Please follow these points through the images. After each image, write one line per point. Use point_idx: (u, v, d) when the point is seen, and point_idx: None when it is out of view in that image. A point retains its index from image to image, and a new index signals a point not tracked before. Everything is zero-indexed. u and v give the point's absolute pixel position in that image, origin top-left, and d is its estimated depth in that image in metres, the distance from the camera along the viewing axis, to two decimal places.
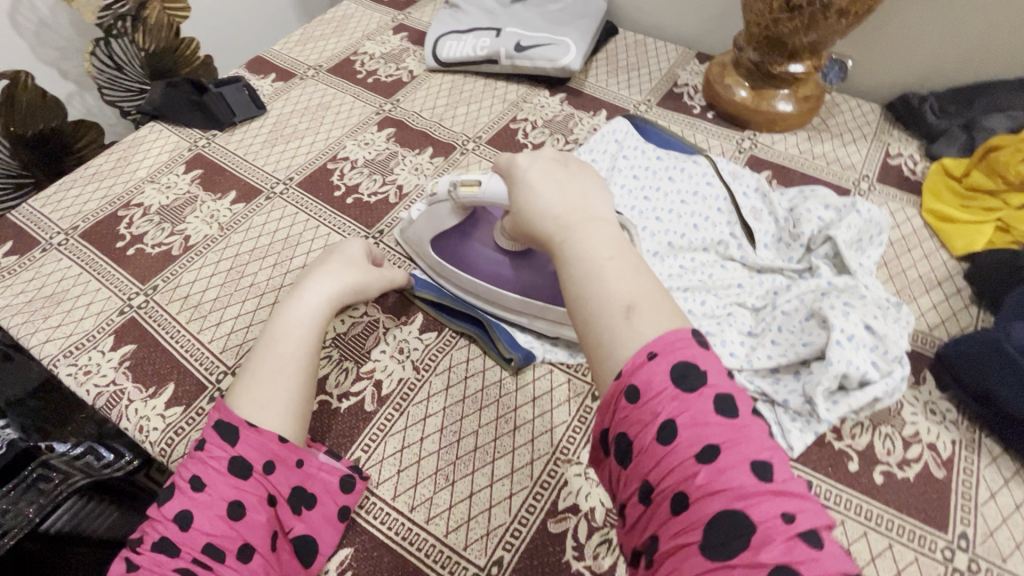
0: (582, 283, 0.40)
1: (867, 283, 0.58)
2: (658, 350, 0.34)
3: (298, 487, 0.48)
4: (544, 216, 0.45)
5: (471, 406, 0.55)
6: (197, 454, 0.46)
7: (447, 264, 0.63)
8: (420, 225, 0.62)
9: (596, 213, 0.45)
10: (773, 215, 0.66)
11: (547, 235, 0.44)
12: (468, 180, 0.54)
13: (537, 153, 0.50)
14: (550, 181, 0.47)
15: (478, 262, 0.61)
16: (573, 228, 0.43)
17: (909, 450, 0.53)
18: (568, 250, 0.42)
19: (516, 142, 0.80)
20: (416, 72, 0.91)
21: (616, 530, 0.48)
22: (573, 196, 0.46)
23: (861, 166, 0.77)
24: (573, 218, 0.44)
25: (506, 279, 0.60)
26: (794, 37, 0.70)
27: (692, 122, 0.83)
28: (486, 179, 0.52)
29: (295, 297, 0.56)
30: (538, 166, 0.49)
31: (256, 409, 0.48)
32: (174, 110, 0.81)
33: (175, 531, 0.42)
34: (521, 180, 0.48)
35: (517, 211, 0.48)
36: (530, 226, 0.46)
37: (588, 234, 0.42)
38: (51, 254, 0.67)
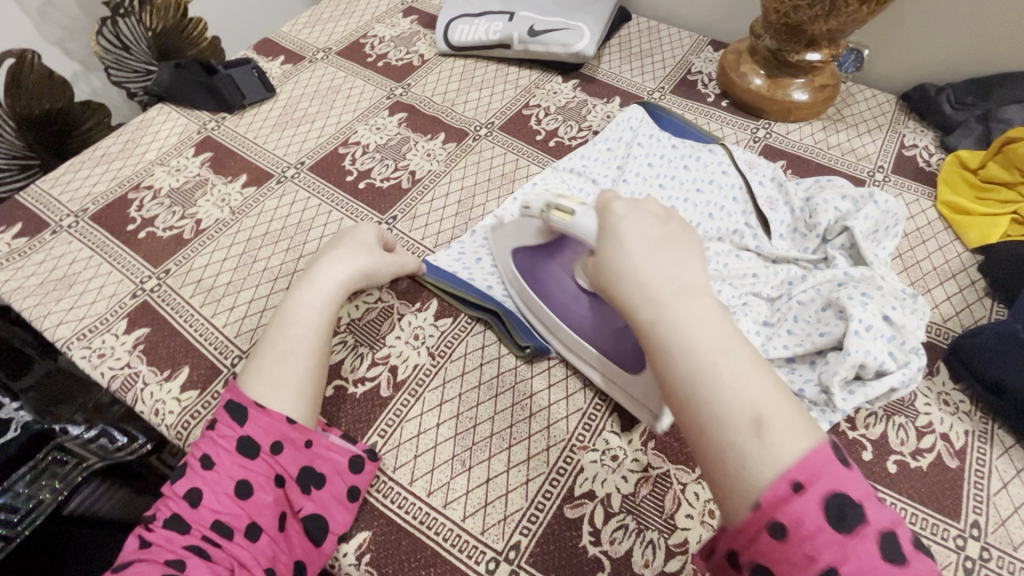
0: (696, 382, 0.34)
1: (883, 274, 0.58)
2: (803, 480, 0.31)
3: (307, 467, 0.48)
4: (637, 287, 0.39)
5: (487, 392, 0.55)
6: (209, 432, 0.47)
7: (522, 280, 0.59)
8: (509, 231, 0.59)
9: (692, 284, 0.38)
10: (789, 205, 0.66)
11: (640, 310, 0.38)
12: (566, 205, 0.49)
13: (631, 204, 0.43)
14: (644, 242, 0.41)
15: (552, 286, 0.57)
16: (678, 307, 0.37)
17: (923, 441, 0.53)
18: (673, 336, 0.36)
19: (529, 129, 0.79)
20: (427, 56, 0.89)
21: (633, 516, 0.48)
22: (676, 264, 0.39)
23: (876, 157, 0.77)
24: (677, 293, 0.37)
25: (577, 316, 0.55)
26: (813, 24, 0.69)
27: (706, 110, 0.83)
28: (583, 213, 0.47)
29: (306, 284, 0.56)
30: (632, 222, 0.42)
31: (270, 392, 0.48)
32: (181, 90, 0.80)
33: (185, 508, 0.44)
34: (613, 239, 0.42)
35: (604, 274, 0.41)
36: (619, 295, 0.39)
37: (698, 318, 0.36)
38: (61, 236, 0.66)
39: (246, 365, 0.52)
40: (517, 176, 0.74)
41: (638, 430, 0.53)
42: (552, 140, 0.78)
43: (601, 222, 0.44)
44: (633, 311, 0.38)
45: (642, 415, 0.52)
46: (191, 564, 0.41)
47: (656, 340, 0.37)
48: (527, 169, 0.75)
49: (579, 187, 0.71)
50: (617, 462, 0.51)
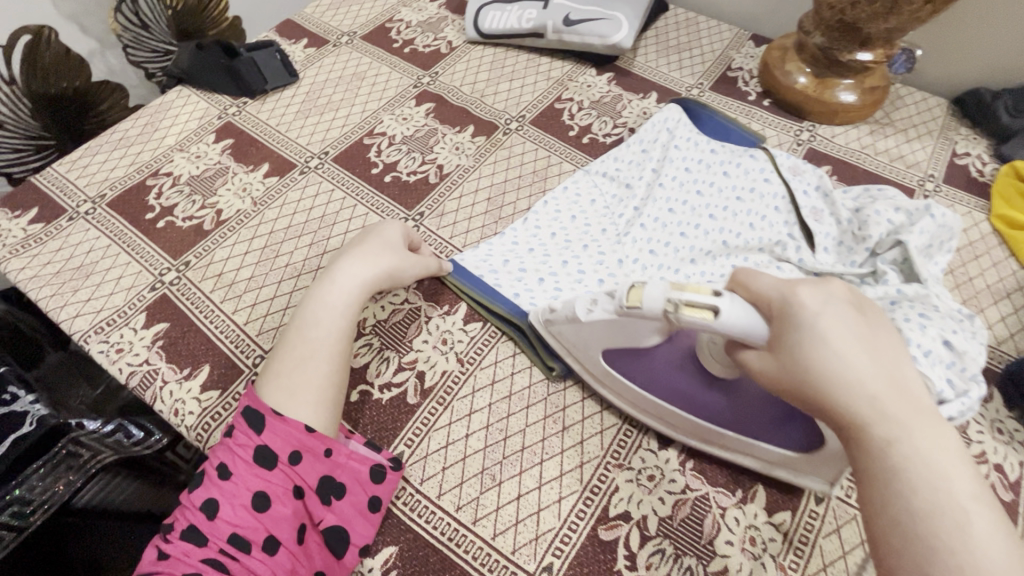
0: (943, 526, 0.31)
1: (938, 293, 0.54)
2: None
3: (327, 476, 0.46)
4: (859, 400, 0.35)
5: (518, 403, 0.53)
6: (226, 440, 0.46)
7: (621, 377, 0.50)
8: (592, 330, 0.48)
9: (921, 409, 0.35)
10: (835, 215, 0.62)
11: (868, 425, 0.35)
12: (697, 299, 0.40)
13: (830, 293, 0.39)
14: (858, 344, 0.37)
15: (665, 379, 0.49)
16: (915, 432, 0.34)
17: (976, 471, 0.50)
18: (912, 464, 0.33)
19: (562, 124, 0.76)
20: (455, 43, 0.86)
21: (671, 540, 0.46)
22: (903, 380, 0.36)
23: (926, 165, 0.73)
24: (908, 414, 0.35)
25: (712, 407, 0.47)
26: (870, 23, 0.65)
27: (747, 110, 0.79)
28: (727, 305, 0.39)
29: (327, 279, 0.52)
30: (837, 316, 0.38)
31: (287, 398, 0.46)
32: (201, 72, 0.77)
33: (202, 520, 0.42)
34: (815, 332, 0.37)
35: (804, 372, 0.37)
36: (834, 402, 0.36)
37: (936, 449, 0.34)
38: (78, 223, 0.64)
39: (265, 368, 0.49)
40: (550, 174, 0.71)
41: (675, 450, 0.51)
42: (585, 137, 0.74)
43: (792, 307, 0.39)
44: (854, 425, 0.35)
45: (815, 483, 0.47)
46: None
47: (888, 463, 0.34)
48: (559, 166, 0.72)
49: (612, 192, 0.68)
50: (654, 482, 0.49)
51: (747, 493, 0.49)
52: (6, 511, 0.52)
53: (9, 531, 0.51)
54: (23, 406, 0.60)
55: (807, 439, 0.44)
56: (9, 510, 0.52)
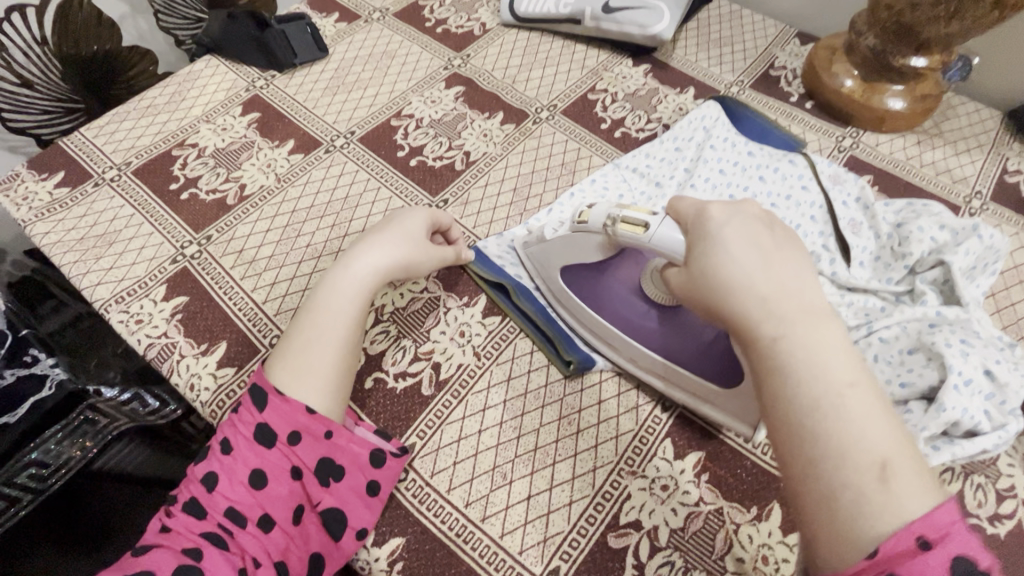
0: (820, 414, 0.30)
1: (979, 318, 0.52)
2: (933, 538, 0.27)
3: (327, 458, 0.45)
4: (742, 295, 0.34)
5: (533, 402, 0.52)
6: (231, 416, 0.45)
7: (573, 295, 0.55)
8: (554, 248, 0.54)
9: (813, 304, 0.33)
10: (874, 229, 0.60)
11: (752, 324, 0.33)
12: (634, 217, 0.45)
13: (735, 205, 0.38)
14: (757, 250, 0.35)
15: (614, 301, 0.53)
16: (804, 328, 0.32)
17: (1003, 505, 0.48)
18: (797, 357, 0.31)
19: (594, 115, 0.74)
20: (489, 25, 0.83)
21: (680, 553, 0.45)
22: (793, 280, 0.34)
23: (974, 180, 0.69)
24: (799, 310, 0.33)
25: (650, 332, 0.52)
26: (930, 27, 0.62)
27: (788, 111, 0.76)
28: (657, 222, 0.44)
29: (344, 263, 0.51)
30: (738, 224, 0.37)
31: (297, 382, 0.45)
32: (234, 44, 0.76)
33: (202, 493, 0.42)
34: (717, 238, 0.37)
35: (704, 278, 0.36)
36: (726, 307, 0.35)
37: (823, 343, 0.32)
38: (103, 189, 0.64)
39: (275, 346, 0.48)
40: (578, 167, 0.69)
41: (691, 460, 0.50)
42: (618, 131, 0.72)
43: (702, 219, 0.38)
44: (744, 325, 0.34)
45: (737, 424, 0.49)
46: (206, 553, 0.39)
47: (772, 358, 0.32)
48: (589, 160, 0.69)
49: (640, 190, 0.65)
50: (668, 492, 0.48)
51: (763, 511, 0.47)
52: (23, 473, 0.55)
53: (25, 492, 0.54)
54: (41, 368, 0.59)
55: (727, 373, 0.48)
56: (26, 472, 0.55)
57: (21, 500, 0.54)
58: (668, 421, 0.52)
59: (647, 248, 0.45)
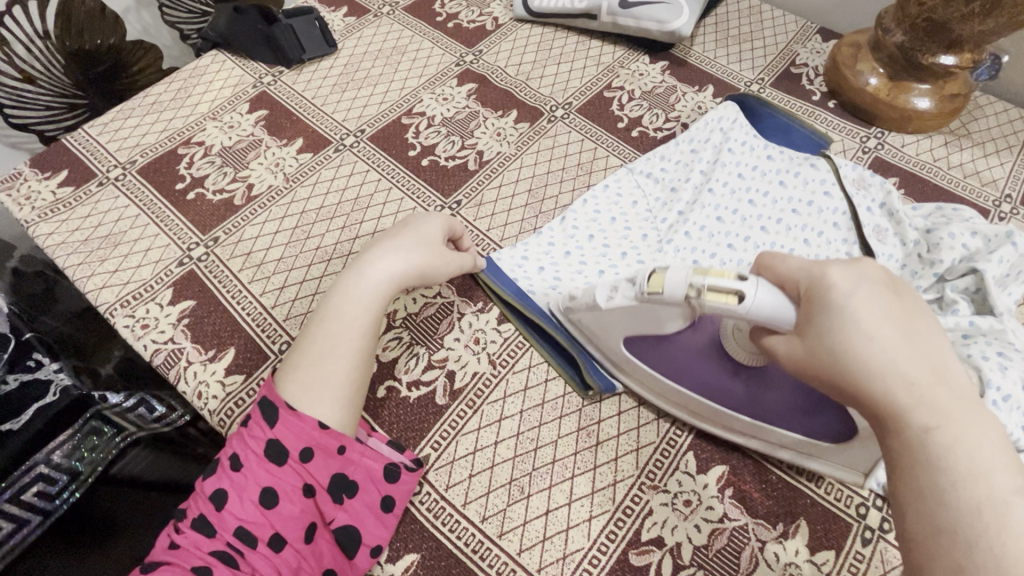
0: (981, 521, 0.28)
1: (1014, 329, 0.50)
2: None
3: (339, 474, 0.43)
4: (887, 381, 0.33)
5: (551, 412, 0.51)
6: (241, 430, 0.43)
7: (640, 362, 0.50)
8: (613, 317, 0.48)
9: (963, 397, 0.32)
10: (901, 236, 0.57)
11: (902, 413, 0.32)
12: (722, 284, 0.40)
13: (862, 271, 0.36)
14: (898, 328, 0.34)
15: (693, 369, 0.48)
16: (959, 424, 0.31)
17: None
18: (953, 456, 0.30)
19: (611, 114, 0.72)
20: (501, 20, 0.81)
21: (704, 572, 0.44)
22: (942, 368, 0.33)
23: (1004, 183, 0.67)
24: (950, 403, 0.32)
25: (740, 397, 0.47)
26: (963, 24, 0.59)
27: (810, 111, 0.74)
28: (754, 289, 0.39)
29: (356, 270, 0.49)
30: (871, 296, 0.35)
31: (306, 394, 0.43)
32: (240, 38, 0.74)
33: (210, 510, 0.40)
34: (850, 311, 0.34)
35: (832, 355, 0.34)
36: (867, 389, 0.33)
37: (980, 443, 0.31)
38: (107, 189, 0.62)
39: (286, 357, 0.47)
40: (595, 167, 0.67)
41: (715, 474, 0.48)
42: (635, 130, 0.70)
43: (821, 284, 0.36)
44: (893, 414, 0.32)
45: (848, 475, 0.46)
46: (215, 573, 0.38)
47: (924, 455, 0.31)
48: (606, 160, 0.67)
49: (655, 193, 0.63)
50: (691, 508, 0.46)
51: (789, 528, 0.45)
52: None
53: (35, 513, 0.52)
54: (45, 373, 0.57)
55: (837, 429, 0.44)
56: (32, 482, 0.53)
57: (31, 522, 0.51)
58: (690, 434, 0.50)
59: (745, 318, 0.40)
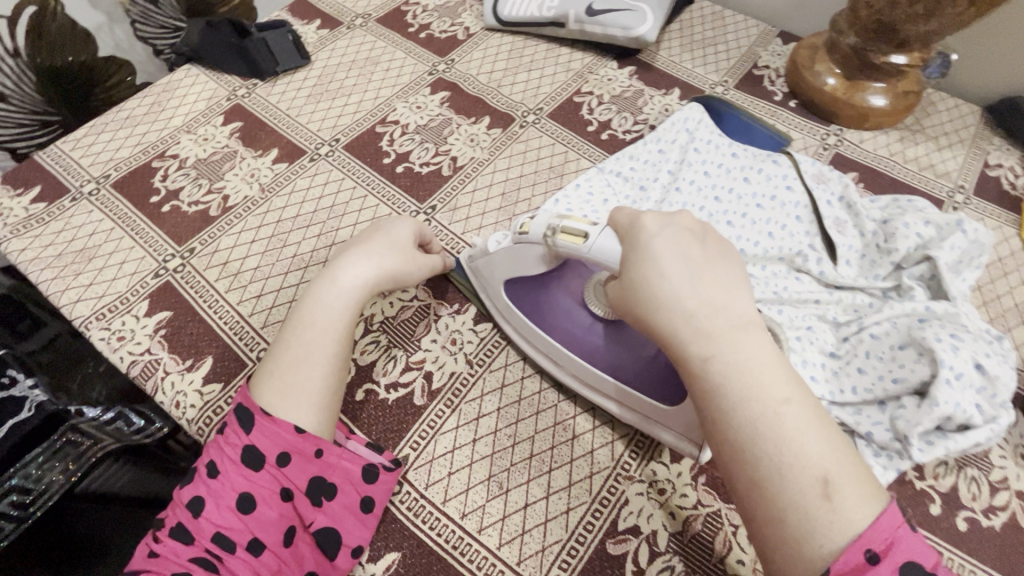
0: (762, 437, 0.31)
1: (967, 312, 0.53)
2: (877, 548, 0.28)
3: (317, 478, 0.44)
4: (674, 314, 0.35)
5: (527, 409, 0.52)
6: (217, 438, 0.44)
7: (518, 311, 0.53)
8: (495, 262, 0.52)
9: (742, 319, 0.34)
10: (859, 227, 0.60)
11: (685, 343, 0.34)
12: (574, 226, 0.44)
13: (666, 219, 0.40)
14: (686, 264, 0.37)
15: (559, 318, 0.52)
16: (734, 345, 0.33)
17: (997, 497, 0.49)
18: (728, 377, 0.33)
19: (581, 118, 0.73)
20: (472, 29, 0.83)
21: (680, 557, 0.45)
22: (723, 296, 0.35)
23: (957, 175, 0.70)
24: (727, 327, 0.34)
25: (594, 347, 0.50)
26: (909, 25, 0.62)
27: (772, 110, 0.76)
28: (597, 233, 0.43)
29: (328, 274, 0.50)
30: (668, 238, 0.38)
31: (280, 399, 0.44)
32: (212, 53, 0.75)
33: (188, 518, 0.40)
34: (648, 251, 0.38)
35: (639, 297, 0.37)
36: (660, 326, 0.36)
37: (754, 359, 0.33)
38: (81, 204, 0.62)
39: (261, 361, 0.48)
40: (566, 170, 0.68)
41: (688, 463, 0.49)
42: (605, 133, 0.72)
43: (634, 230, 0.40)
44: (681, 345, 0.35)
45: (682, 445, 0.47)
46: None
47: (706, 380, 0.33)
48: (576, 163, 0.69)
49: (625, 193, 0.65)
50: (665, 496, 0.48)
51: None
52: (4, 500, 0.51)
53: (8, 522, 0.50)
54: (20, 391, 0.57)
55: (669, 390, 0.46)
56: (9, 498, 0.51)
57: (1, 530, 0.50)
58: None
59: (587, 259, 0.44)
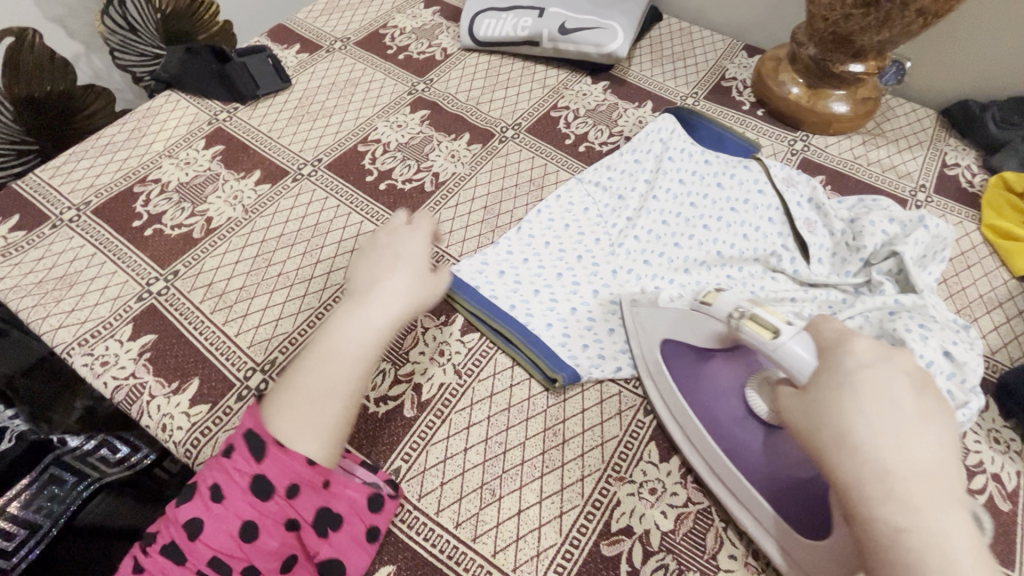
0: None
1: (934, 303, 0.55)
2: None
3: (324, 508, 0.43)
4: (867, 468, 0.33)
5: (517, 416, 0.52)
6: (221, 459, 0.42)
7: (667, 373, 0.51)
8: (660, 319, 0.51)
9: (943, 496, 0.32)
10: (829, 227, 0.62)
11: (872, 503, 0.32)
12: (766, 318, 0.41)
13: (884, 354, 0.37)
14: (895, 413, 0.34)
15: (712, 398, 0.48)
16: (932, 524, 0.31)
17: (974, 481, 0.50)
18: (928, 564, 0.30)
19: (558, 132, 0.76)
20: (449, 50, 0.85)
21: (673, 555, 0.45)
22: (927, 464, 0.33)
23: (917, 175, 0.74)
24: (928, 502, 0.31)
25: (744, 445, 0.46)
26: (864, 35, 0.66)
27: (742, 119, 0.80)
28: (791, 332, 0.40)
29: (353, 301, 0.48)
30: (880, 377, 0.35)
31: (294, 432, 0.42)
32: (192, 79, 0.76)
33: (183, 540, 0.40)
34: (846, 384, 0.35)
35: (827, 430, 0.35)
36: (847, 472, 0.33)
37: (953, 549, 0.30)
38: (61, 231, 0.62)
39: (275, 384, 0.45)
40: (546, 182, 0.70)
41: (676, 462, 0.50)
42: (582, 145, 0.74)
43: (840, 351, 0.37)
44: (868, 503, 0.32)
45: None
46: None
47: (895, 556, 0.31)
48: (556, 175, 0.71)
49: (604, 202, 0.67)
50: (656, 495, 0.48)
51: None
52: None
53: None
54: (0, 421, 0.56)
55: (817, 522, 0.41)
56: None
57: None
58: (651, 425, 0.52)
59: (766, 355, 0.41)
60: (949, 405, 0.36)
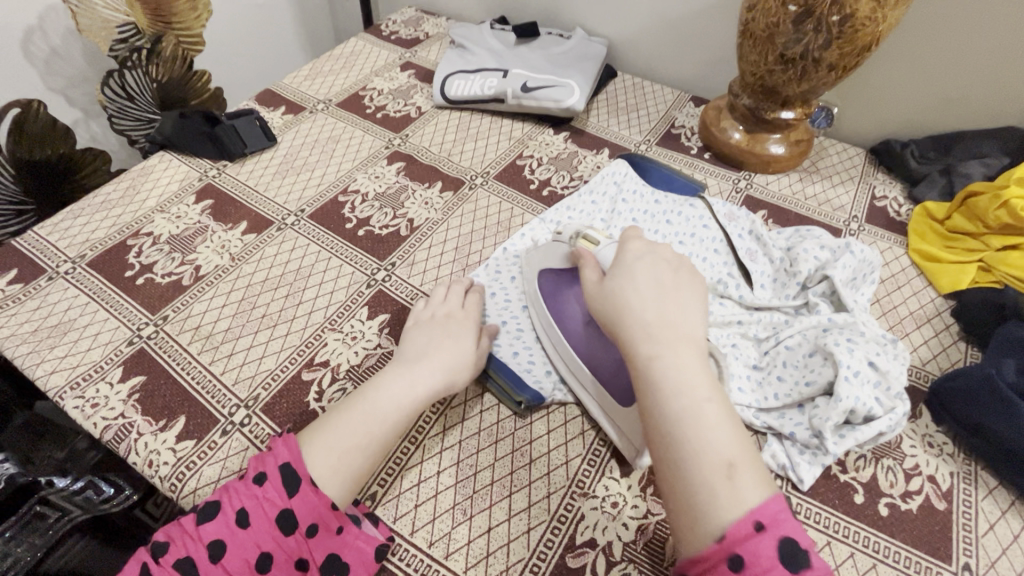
0: (684, 424, 0.40)
1: (864, 320, 0.60)
2: (766, 523, 0.37)
3: (333, 554, 0.46)
4: (635, 322, 0.46)
5: (487, 439, 0.56)
6: (252, 487, 0.46)
7: (541, 299, 0.61)
8: (538, 256, 0.64)
9: (687, 332, 0.45)
10: (768, 255, 0.68)
11: (637, 343, 0.45)
12: (592, 237, 0.57)
13: (656, 251, 0.51)
14: (655, 284, 0.48)
15: (565, 309, 0.59)
16: (674, 351, 0.43)
17: (911, 483, 0.54)
18: (668, 376, 0.42)
19: (523, 179, 0.83)
20: (423, 108, 0.94)
21: (635, 564, 0.48)
22: (675, 315, 0.46)
23: (850, 207, 0.81)
24: (672, 336, 0.44)
25: (580, 343, 0.57)
26: (788, 87, 0.74)
27: (690, 162, 0.87)
28: (606, 245, 0.55)
29: (403, 367, 0.54)
30: (648, 266, 0.49)
31: (331, 474, 0.47)
32: (184, 140, 0.82)
33: (201, 559, 0.43)
34: (629, 274, 0.49)
35: (612, 303, 0.48)
36: (622, 329, 0.46)
37: (686, 364, 0.43)
38: (57, 282, 0.66)
39: (315, 424, 0.50)
40: (512, 224, 0.76)
41: (637, 475, 0.54)
42: (545, 190, 0.81)
43: (625, 253, 0.52)
44: (633, 344, 0.45)
45: (626, 449, 0.54)
46: None
47: (650, 375, 0.43)
48: (521, 217, 0.77)
49: None
50: (618, 508, 0.52)
51: None
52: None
53: None
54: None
55: (625, 394, 0.53)
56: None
57: None
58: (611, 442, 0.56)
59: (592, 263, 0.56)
60: (702, 282, 0.50)
